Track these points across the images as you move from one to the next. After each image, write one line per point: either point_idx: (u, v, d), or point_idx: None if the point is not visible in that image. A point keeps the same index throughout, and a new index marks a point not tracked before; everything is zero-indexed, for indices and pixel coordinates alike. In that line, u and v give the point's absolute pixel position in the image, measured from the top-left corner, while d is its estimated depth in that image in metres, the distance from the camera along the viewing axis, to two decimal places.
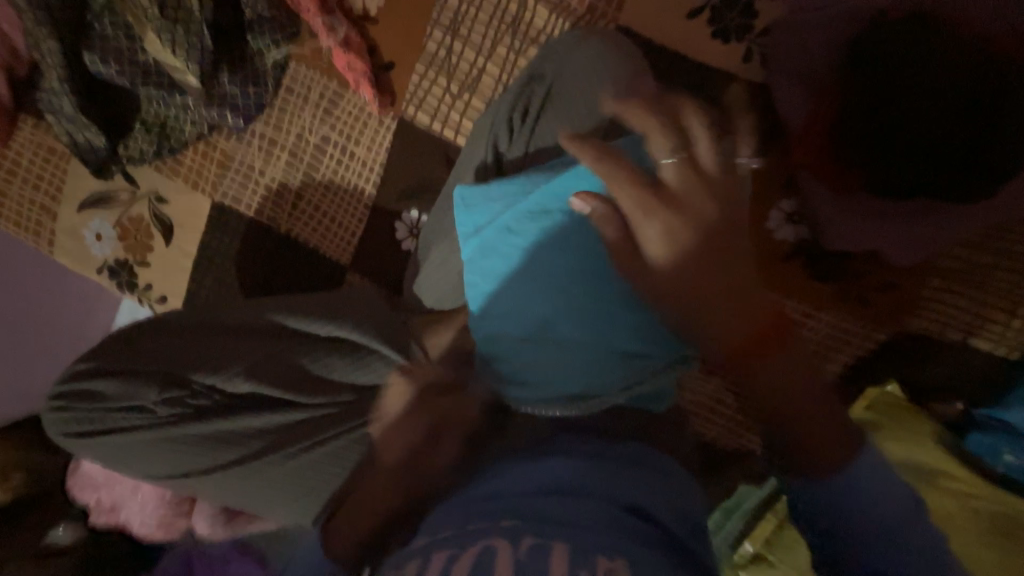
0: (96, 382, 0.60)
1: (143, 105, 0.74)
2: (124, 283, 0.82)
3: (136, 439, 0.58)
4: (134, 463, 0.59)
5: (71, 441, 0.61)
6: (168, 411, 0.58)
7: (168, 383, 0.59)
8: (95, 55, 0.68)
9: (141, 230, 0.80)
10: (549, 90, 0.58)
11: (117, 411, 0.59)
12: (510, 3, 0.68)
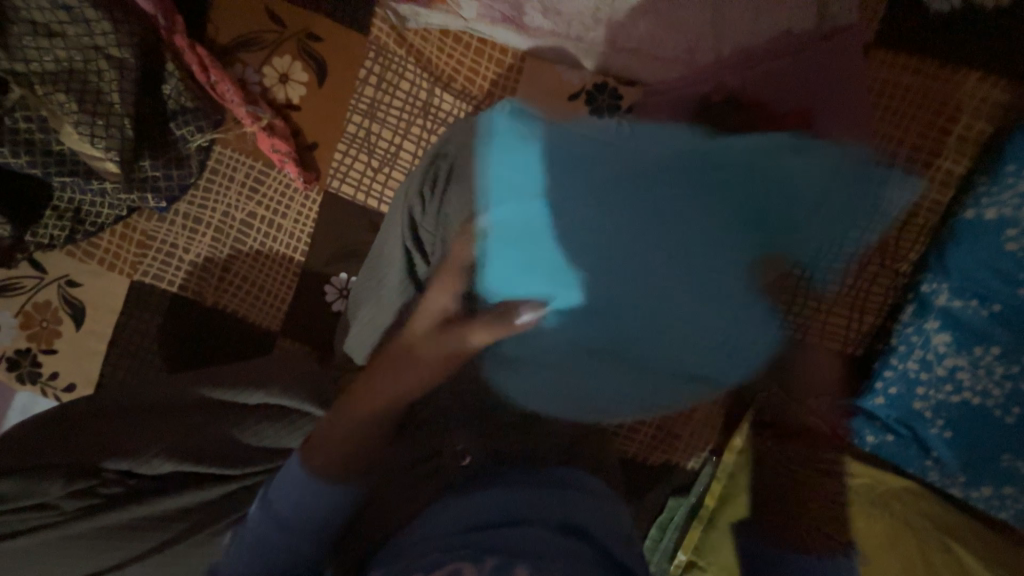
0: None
1: (55, 193, 0.74)
2: (22, 374, 0.76)
3: (36, 542, 0.55)
4: (30, 572, 0.55)
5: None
6: (77, 504, 0.57)
7: (74, 475, 0.57)
8: None
9: (48, 317, 0.77)
10: (456, 164, 0.66)
11: (10, 514, 0.55)
12: (420, 89, 0.78)
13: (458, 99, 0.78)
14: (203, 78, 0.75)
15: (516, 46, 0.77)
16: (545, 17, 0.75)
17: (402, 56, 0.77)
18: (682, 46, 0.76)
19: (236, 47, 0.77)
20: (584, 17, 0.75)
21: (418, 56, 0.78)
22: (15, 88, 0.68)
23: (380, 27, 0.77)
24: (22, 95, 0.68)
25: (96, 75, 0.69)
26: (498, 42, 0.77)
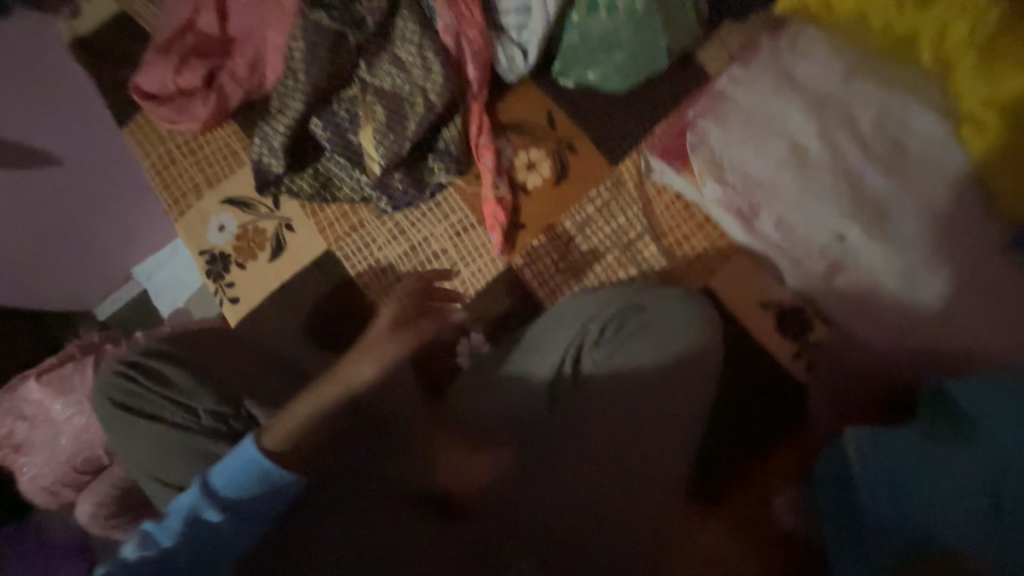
0: (164, 367, 0.66)
1: (324, 162, 0.90)
2: (214, 273, 0.92)
3: (163, 434, 0.62)
4: (145, 453, 0.63)
5: (106, 407, 0.65)
6: (206, 423, 0.63)
7: (223, 399, 0.65)
8: (320, 121, 0.86)
9: (257, 240, 0.92)
10: (644, 324, 0.72)
11: (165, 400, 0.64)
12: (631, 230, 0.85)
13: (658, 253, 0.84)
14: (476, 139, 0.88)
15: (734, 237, 0.84)
16: (775, 230, 0.80)
17: (634, 197, 0.86)
18: (898, 321, 0.74)
19: (509, 127, 0.91)
20: (811, 247, 0.78)
21: (645, 205, 0.86)
22: (355, 88, 0.85)
23: (628, 168, 0.87)
24: (355, 94, 0.85)
25: (408, 105, 0.84)
26: (720, 225, 0.84)
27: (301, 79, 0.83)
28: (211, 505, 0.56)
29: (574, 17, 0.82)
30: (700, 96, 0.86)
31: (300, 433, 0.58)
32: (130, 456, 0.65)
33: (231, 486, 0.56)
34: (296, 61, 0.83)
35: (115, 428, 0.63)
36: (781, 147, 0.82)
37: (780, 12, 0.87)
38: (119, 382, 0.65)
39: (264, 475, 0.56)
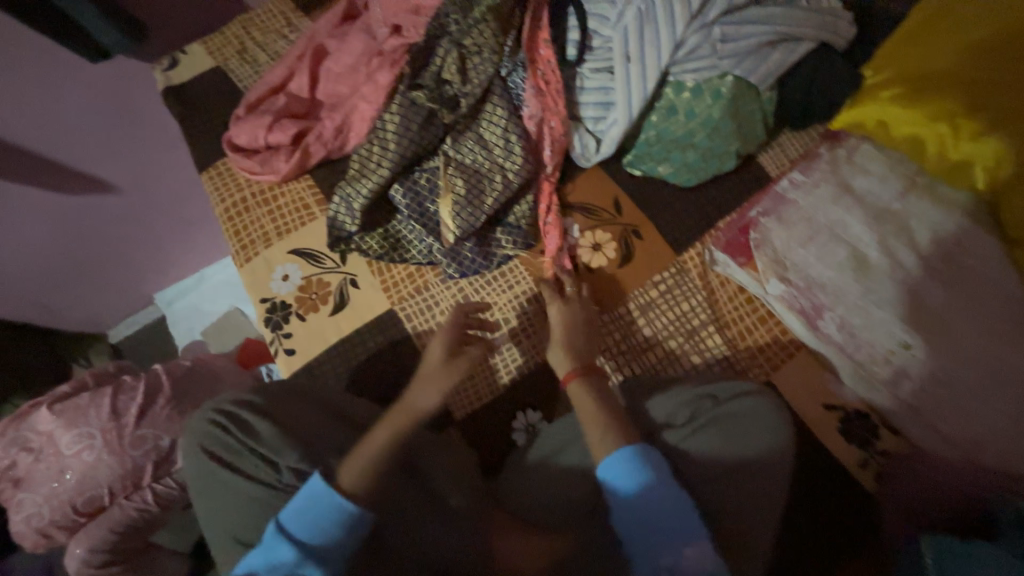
0: (256, 419, 0.65)
1: (396, 224, 0.94)
2: (273, 322, 0.93)
3: (249, 490, 0.61)
4: (225, 507, 0.61)
5: (191, 453, 0.64)
6: (293, 482, 0.62)
7: (308, 458, 0.63)
8: (402, 187, 0.91)
9: (321, 293, 0.93)
10: (720, 416, 0.70)
11: (248, 453, 0.63)
12: (693, 318, 0.88)
13: (725, 344, 0.86)
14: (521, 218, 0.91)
15: (797, 334, 0.86)
16: (838, 332, 0.81)
17: (698, 285, 0.90)
18: (966, 437, 0.72)
19: (577, 207, 0.95)
20: (875, 353, 0.78)
21: (708, 293, 0.90)
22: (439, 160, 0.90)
23: (691, 257, 0.91)
24: (438, 165, 0.91)
25: (487, 181, 0.89)
26: (782, 320, 0.87)
27: (390, 148, 0.88)
28: (286, 545, 0.56)
29: (652, 117, 0.88)
30: (762, 196, 0.91)
31: (371, 468, 0.62)
32: (205, 506, 0.63)
33: (311, 523, 0.57)
34: (386, 131, 0.88)
35: (196, 478, 0.62)
36: (841, 253, 0.83)
37: (838, 127, 0.94)
38: (210, 429, 0.64)
39: (346, 519, 0.58)
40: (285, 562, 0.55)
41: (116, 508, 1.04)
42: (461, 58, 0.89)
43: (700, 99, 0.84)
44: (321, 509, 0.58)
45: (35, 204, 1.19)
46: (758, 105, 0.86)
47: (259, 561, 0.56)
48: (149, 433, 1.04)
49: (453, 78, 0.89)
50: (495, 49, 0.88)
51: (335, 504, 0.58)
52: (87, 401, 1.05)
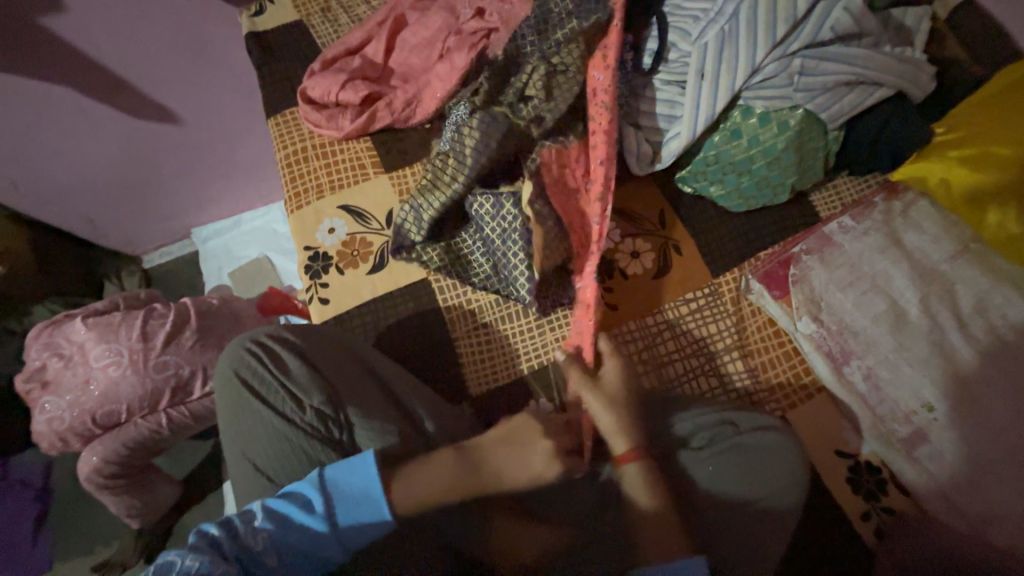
0: (290, 356, 0.68)
1: (459, 239, 0.95)
2: (313, 271, 0.97)
3: (272, 421, 0.63)
4: (247, 432, 0.64)
5: (226, 376, 0.67)
6: (313, 422, 0.64)
7: (332, 402, 0.66)
8: (474, 207, 0.91)
9: (362, 251, 0.97)
10: (738, 443, 0.69)
11: (277, 387, 0.65)
12: (717, 341, 0.89)
13: (745, 372, 0.87)
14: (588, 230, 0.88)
15: (820, 377, 0.85)
16: (863, 382, 0.80)
17: (728, 310, 0.91)
18: (977, 512, 0.71)
19: (621, 214, 0.98)
20: (897, 410, 0.78)
21: (737, 319, 0.91)
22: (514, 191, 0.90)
23: (727, 281, 0.93)
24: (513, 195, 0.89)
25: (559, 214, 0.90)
26: (807, 360, 0.87)
27: (468, 159, 0.89)
28: (324, 519, 0.58)
29: (715, 137, 0.88)
30: (808, 234, 0.91)
31: (427, 495, 0.62)
32: (230, 427, 0.66)
33: (349, 518, 0.59)
34: (468, 147, 0.89)
35: (228, 402, 0.66)
36: (880, 304, 0.83)
37: (896, 178, 0.93)
38: (247, 358, 0.67)
39: (378, 529, 0.60)
40: (315, 526, 0.58)
41: (132, 426, 1.10)
42: (548, 75, 0.90)
43: (766, 128, 0.85)
44: (365, 510, 0.59)
45: (109, 122, 1.27)
46: (823, 143, 0.87)
47: (293, 511, 0.58)
48: (174, 360, 1.09)
49: (536, 95, 0.90)
50: (582, 68, 0.90)
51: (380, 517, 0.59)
52: (120, 319, 1.10)
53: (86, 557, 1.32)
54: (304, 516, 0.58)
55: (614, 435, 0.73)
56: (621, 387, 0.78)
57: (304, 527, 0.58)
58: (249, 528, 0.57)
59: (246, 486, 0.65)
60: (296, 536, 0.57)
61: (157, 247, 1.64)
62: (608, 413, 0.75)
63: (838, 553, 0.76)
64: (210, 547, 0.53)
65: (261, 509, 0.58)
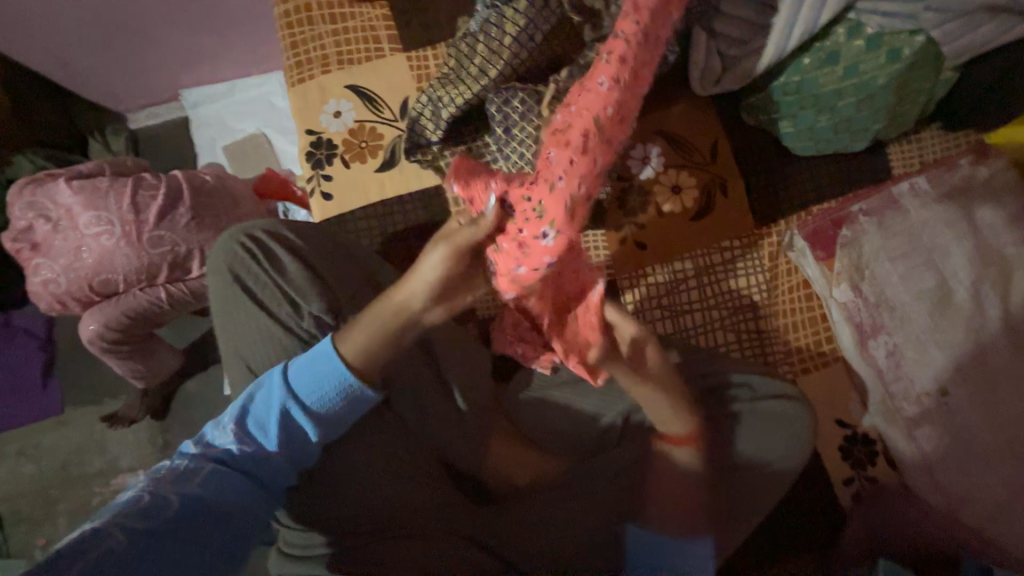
0: (285, 256, 0.61)
1: (480, 145, 0.84)
2: (314, 159, 0.86)
3: (265, 322, 0.59)
4: (242, 331, 0.60)
5: (215, 270, 0.61)
6: (309, 329, 0.60)
7: (331, 310, 0.61)
8: (499, 101, 0.77)
9: (372, 144, 0.86)
10: (753, 407, 0.68)
11: (271, 286, 0.59)
12: (744, 297, 0.84)
13: (766, 331, 0.83)
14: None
15: (842, 346, 0.82)
16: (884, 358, 0.77)
17: (763, 267, 0.85)
18: (956, 493, 0.71)
19: (668, 140, 0.86)
20: (909, 389, 0.75)
21: (770, 275, 0.85)
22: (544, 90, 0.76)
23: (770, 235, 0.85)
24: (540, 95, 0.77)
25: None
26: (833, 329, 0.83)
27: (507, 42, 0.75)
28: (289, 399, 0.56)
29: (807, 60, 0.74)
30: (873, 193, 0.81)
31: (371, 343, 0.57)
32: (223, 326, 0.61)
33: (313, 383, 0.56)
34: (505, 31, 0.74)
35: (217, 295, 0.61)
36: (928, 281, 0.76)
37: (992, 141, 0.81)
38: (238, 252, 0.60)
39: (350, 393, 0.57)
40: (282, 410, 0.56)
41: (131, 296, 1.06)
42: None
43: (874, 54, 0.71)
44: (327, 376, 0.56)
45: None
46: (929, 85, 0.75)
47: (261, 401, 0.56)
48: (170, 237, 1.03)
49: None
50: None
51: (339, 375, 0.56)
52: (107, 185, 1.02)
53: (95, 407, 1.39)
54: (270, 388, 0.56)
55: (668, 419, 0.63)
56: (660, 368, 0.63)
57: (274, 410, 0.56)
58: (225, 432, 0.56)
59: (239, 382, 0.63)
60: (262, 403, 0.56)
61: (143, 106, 1.47)
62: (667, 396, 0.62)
63: (808, 507, 0.79)
64: (193, 454, 0.54)
65: (230, 410, 0.57)
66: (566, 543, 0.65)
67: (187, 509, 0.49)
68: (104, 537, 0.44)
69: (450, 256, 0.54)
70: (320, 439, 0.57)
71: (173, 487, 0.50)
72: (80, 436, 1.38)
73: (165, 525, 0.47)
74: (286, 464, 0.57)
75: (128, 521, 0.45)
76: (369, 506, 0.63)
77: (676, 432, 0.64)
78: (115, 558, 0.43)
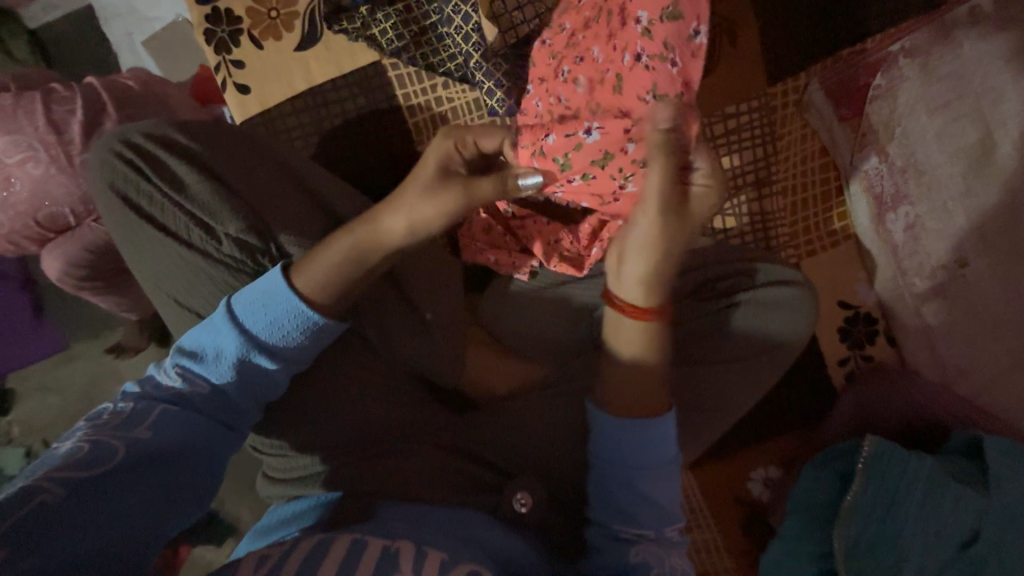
0: (184, 168, 0.50)
1: (420, 1, 0.65)
2: (215, 38, 0.68)
3: (178, 251, 0.50)
4: (156, 264, 0.52)
5: (101, 193, 0.50)
6: (233, 254, 0.51)
7: (255, 230, 0.51)
8: None
9: (284, 12, 0.68)
10: (763, 296, 0.62)
11: (174, 206, 0.50)
12: (749, 174, 0.72)
13: (772, 213, 0.73)
14: (589, 51, 0.53)
15: (856, 222, 0.74)
16: (902, 232, 0.69)
17: (775, 135, 0.71)
18: (956, 364, 0.69)
19: None
20: (925, 263, 0.68)
21: (784, 143, 0.72)
22: None
23: (787, 90, 0.70)
24: None
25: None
26: (847, 203, 0.74)
27: None
28: (234, 335, 0.50)
29: None
30: (921, 26, 0.65)
31: (337, 280, 0.51)
32: (133, 259, 0.53)
33: (264, 317, 0.50)
34: None
35: (113, 222, 0.51)
36: (970, 137, 0.63)
37: None
38: (122, 169, 0.49)
39: (310, 326, 0.51)
40: (230, 349, 0.50)
41: (87, 230, 0.90)
42: None
43: None
44: (279, 309, 0.50)
45: None
46: None
47: (207, 338, 0.51)
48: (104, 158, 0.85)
49: None
50: None
51: (295, 310, 0.50)
52: (12, 102, 0.83)
53: (95, 341, 1.32)
54: (214, 323, 0.50)
55: (633, 284, 0.52)
56: (655, 238, 0.50)
57: (224, 349, 0.50)
58: (170, 374, 0.52)
59: (172, 320, 0.56)
60: (211, 341, 0.51)
61: None
62: (650, 254, 0.50)
63: (802, 389, 0.77)
64: (137, 396, 0.51)
65: (173, 352, 0.52)
66: (555, 445, 0.65)
67: (137, 455, 0.46)
68: (37, 492, 0.41)
69: (443, 202, 0.50)
70: (279, 373, 0.52)
71: (118, 434, 0.47)
72: (88, 370, 1.32)
73: (112, 471, 0.44)
74: (249, 403, 0.53)
75: (65, 473, 0.42)
76: (345, 427, 0.61)
77: (636, 303, 0.54)
78: (54, 508, 0.41)
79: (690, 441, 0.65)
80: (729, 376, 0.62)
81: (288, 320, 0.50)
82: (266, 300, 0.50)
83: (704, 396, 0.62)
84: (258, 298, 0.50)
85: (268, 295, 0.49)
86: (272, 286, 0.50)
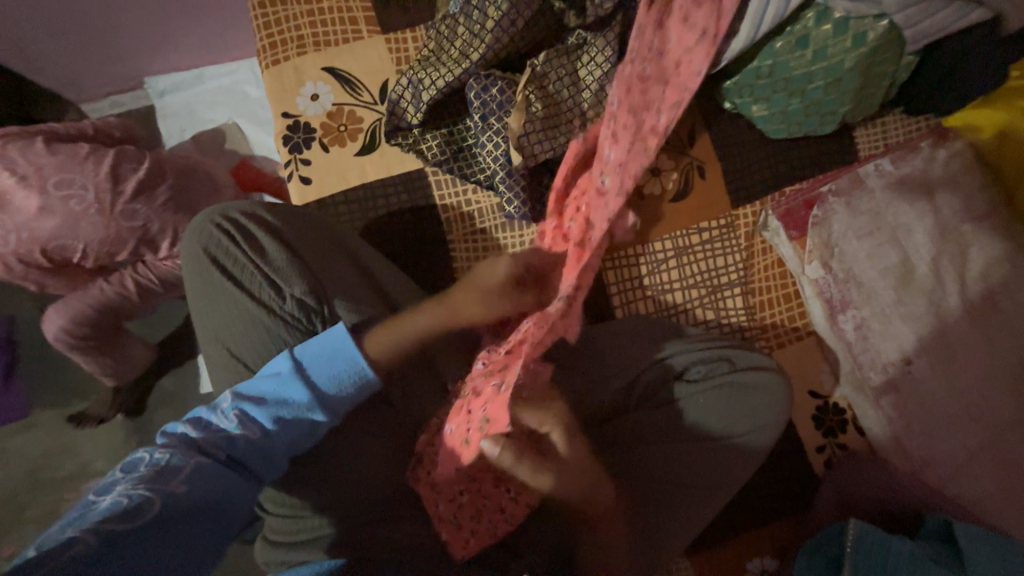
0: (266, 237, 0.61)
1: (461, 129, 0.83)
2: (292, 143, 0.85)
3: (246, 306, 0.58)
4: (221, 315, 0.59)
5: (193, 253, 0.60)
6: (293, 312, 0.59)
7: (315, 293, 0.60)
8: (478, 83, 0.77)
9: (351, 128, 0.85)
10: (749, 384, 0.70)
11: (252, 267, 0.59)
12: (722, 277, 0.86)
13: (743, 309, 0.86)
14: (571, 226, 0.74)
15: (814, 322, 0.85)
16: (852, 331, 0.80)
17: (739, 245, 0.87)
18: (920, 455, 0.76)
19: None
20: (877, 360, 0.79)
21: (748, 253, 0.87)
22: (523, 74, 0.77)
23: (745, 214, 0.88)
24: (519, 80, 0.77)
25: (563, 123, 0.78)
26: (805, 305, 0.86)
27: (489, 31, 0.76)
28: (301, 385, 0.55)
29: (777, 43, 0.77)
30: (840, 174, 0.84)
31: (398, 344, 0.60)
32: (200, 310, 0.61)
33: (326, 368, 0.55)
34: (485, 16, 0.76)
35: (194, 278, 0.60)
36: (893, 258, 0.79)
37: (950, 124, 0.87)
38: (216, 235, 0.60)
39: (362, 381, 0.56)
40: (291, 399, 0.55)
41: (98, 288, 0.90)
42: None
43: (840, 39, 0.75)
44: (342, 363, 0.55)
45: None
46: (892, 69, 0.79)
47: (268, 388, 0.55)
48: (145, 211, 0.83)
49: None
50: None
51: (353, 362, 0.56)
52: (87, 151, 0.83)
53: (62, 411, 1.14)
54: (277, 374, 0.55)
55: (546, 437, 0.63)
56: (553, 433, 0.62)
57: (285, 401, 0.55)
58: (227, 417, 0.55)
59: (218, 367, 0.61)
60: (270, 388, 0.55)
61: (105, 95, 1.17)
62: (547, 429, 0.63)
63: (786, 475, 0.82)
64: (179, 448, 0.53)
65: (231, 397, 0.55)
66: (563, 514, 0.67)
67: (170, 509, 0.48)
68: (74, 542, 0.43)
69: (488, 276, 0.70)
70: (326, 423, 0.57)
71: (155, 487, 0.49)
72: (45, 442, 1.13)
73: (142, 526, 0.46)
74: (283, 449, 0.57)
75: (105, 525, 0.44)
76: (360, 486, 0.63)
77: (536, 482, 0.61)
78: (88, 561, 0.42)
79: (674, 520, 0.67)
80: (716, 453, 0.68)
81: (347, 375, 0.56)
82: (331, 354, 0.55)
83: (696, 466, 0.67)
84: (323, 353, 0.55)
85: (330, 356, 0.55)
86: (334, 337, 0.55)
